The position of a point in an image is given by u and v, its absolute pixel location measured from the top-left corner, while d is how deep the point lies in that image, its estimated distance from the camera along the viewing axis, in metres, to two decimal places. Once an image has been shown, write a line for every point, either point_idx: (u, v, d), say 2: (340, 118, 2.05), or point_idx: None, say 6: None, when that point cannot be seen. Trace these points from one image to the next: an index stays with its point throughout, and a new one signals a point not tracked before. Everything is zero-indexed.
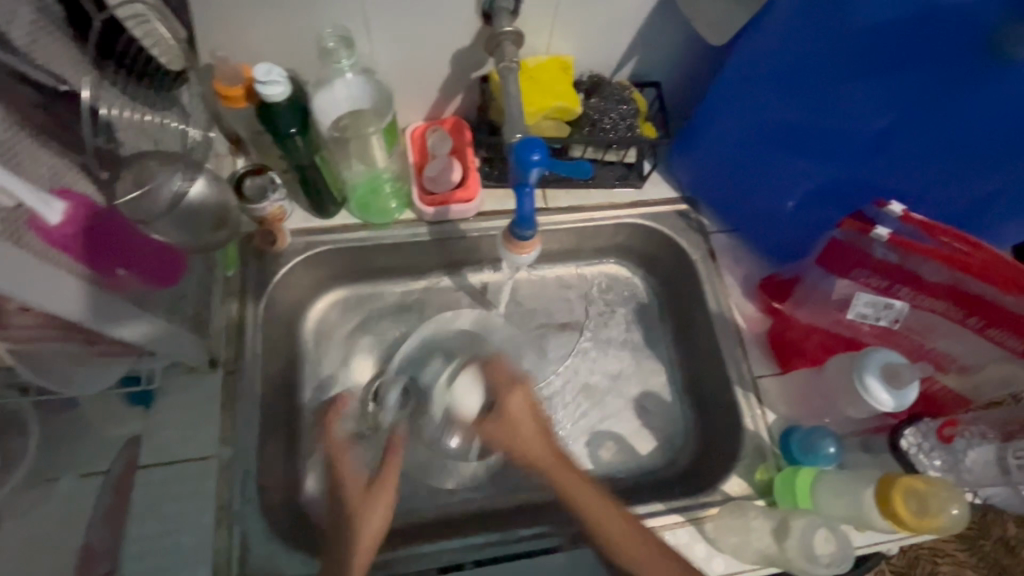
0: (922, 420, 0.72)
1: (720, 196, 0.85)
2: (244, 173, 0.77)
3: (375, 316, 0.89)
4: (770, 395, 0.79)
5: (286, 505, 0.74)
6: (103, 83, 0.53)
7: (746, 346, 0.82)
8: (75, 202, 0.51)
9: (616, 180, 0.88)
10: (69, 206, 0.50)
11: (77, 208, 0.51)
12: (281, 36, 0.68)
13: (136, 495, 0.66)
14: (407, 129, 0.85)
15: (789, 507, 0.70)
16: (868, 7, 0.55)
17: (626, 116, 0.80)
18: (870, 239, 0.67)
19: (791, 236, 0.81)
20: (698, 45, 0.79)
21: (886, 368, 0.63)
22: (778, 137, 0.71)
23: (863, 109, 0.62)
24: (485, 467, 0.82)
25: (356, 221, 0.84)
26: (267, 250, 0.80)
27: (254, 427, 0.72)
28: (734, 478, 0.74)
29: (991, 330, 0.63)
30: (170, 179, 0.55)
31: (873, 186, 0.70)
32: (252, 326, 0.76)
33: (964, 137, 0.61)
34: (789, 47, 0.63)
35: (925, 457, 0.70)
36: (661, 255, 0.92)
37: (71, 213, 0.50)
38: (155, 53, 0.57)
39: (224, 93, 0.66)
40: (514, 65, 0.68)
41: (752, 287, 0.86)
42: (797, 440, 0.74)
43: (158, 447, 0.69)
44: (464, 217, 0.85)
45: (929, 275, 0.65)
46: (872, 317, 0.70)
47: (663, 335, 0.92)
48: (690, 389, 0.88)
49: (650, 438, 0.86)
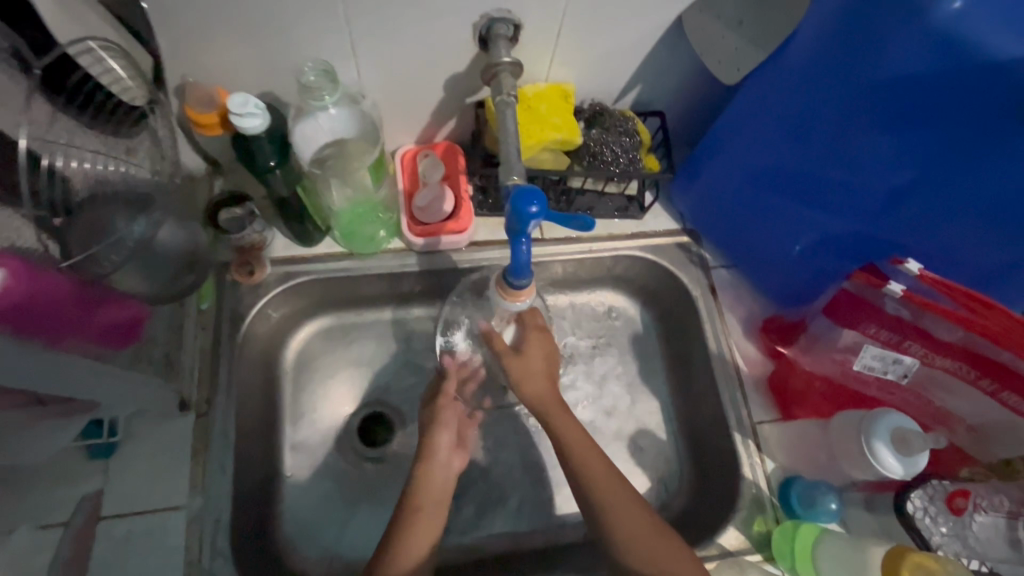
0: (930, 481, 0.66)
1: (724, 233, 0.82)
2: (220, 202, 0.71)
3: (358, 346, 0.85)
4: (770, 443, 0.76)
5: (260, 554, 0.70)
6: (59, 116, 0.48)
7: (746, 389, 0.79)
8: (18, 268, 0.44)
9: (615, 211, 0.85)
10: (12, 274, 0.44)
11: (21, 273, 0.45)
12: (261, 61, 0.63)
13: (99, 549, 0.63)
14: (397, 152, 0.81)
15: (787, 566, 0.69)
16: (895, 55, 0.52)
17: (628, 149, 0.76)
18: (880, 292, 0.63)
19: (795, 282, 0.78)
20: (705, 76, 0.76)
21: (897, 434, 0.62)
22: (789, 179, 0.68)
23: (878, 162, 0.59)
24: (472, 510, 0.79)
25: (341, 249, 0.79)
26: (244, 281, 0.75)
27: (227, 474, 0.68)
28: (731, 531, 0.71)
29: (1004, 394, 0.61)
30: (129, 225, 0.49)
31: (887, 241, 0.66)
32: (227, 364, 0.72)
33: (986, 204, 0.57)
34: (807, 89, 0.60)
35: (929, 522, 0.65)
36: (660, 288, 0.88)
37: (7, 284, 0.44)
38: (117, 91, 0.53)
39: (197, 120, 0.61)
40: (512, 99, 0.63)
41: (753, 327, 0.83)
42: (797, 493, 0.71)
43: (124, 497, 0.65)
44: (456, 248, 0.80)
45: (941, 333, 0.62)
46: (879, 370, 0.67)
47: (660, 369, 0.88)
48: (686, 427, 0.84)
49: (644, 479, 0.82)
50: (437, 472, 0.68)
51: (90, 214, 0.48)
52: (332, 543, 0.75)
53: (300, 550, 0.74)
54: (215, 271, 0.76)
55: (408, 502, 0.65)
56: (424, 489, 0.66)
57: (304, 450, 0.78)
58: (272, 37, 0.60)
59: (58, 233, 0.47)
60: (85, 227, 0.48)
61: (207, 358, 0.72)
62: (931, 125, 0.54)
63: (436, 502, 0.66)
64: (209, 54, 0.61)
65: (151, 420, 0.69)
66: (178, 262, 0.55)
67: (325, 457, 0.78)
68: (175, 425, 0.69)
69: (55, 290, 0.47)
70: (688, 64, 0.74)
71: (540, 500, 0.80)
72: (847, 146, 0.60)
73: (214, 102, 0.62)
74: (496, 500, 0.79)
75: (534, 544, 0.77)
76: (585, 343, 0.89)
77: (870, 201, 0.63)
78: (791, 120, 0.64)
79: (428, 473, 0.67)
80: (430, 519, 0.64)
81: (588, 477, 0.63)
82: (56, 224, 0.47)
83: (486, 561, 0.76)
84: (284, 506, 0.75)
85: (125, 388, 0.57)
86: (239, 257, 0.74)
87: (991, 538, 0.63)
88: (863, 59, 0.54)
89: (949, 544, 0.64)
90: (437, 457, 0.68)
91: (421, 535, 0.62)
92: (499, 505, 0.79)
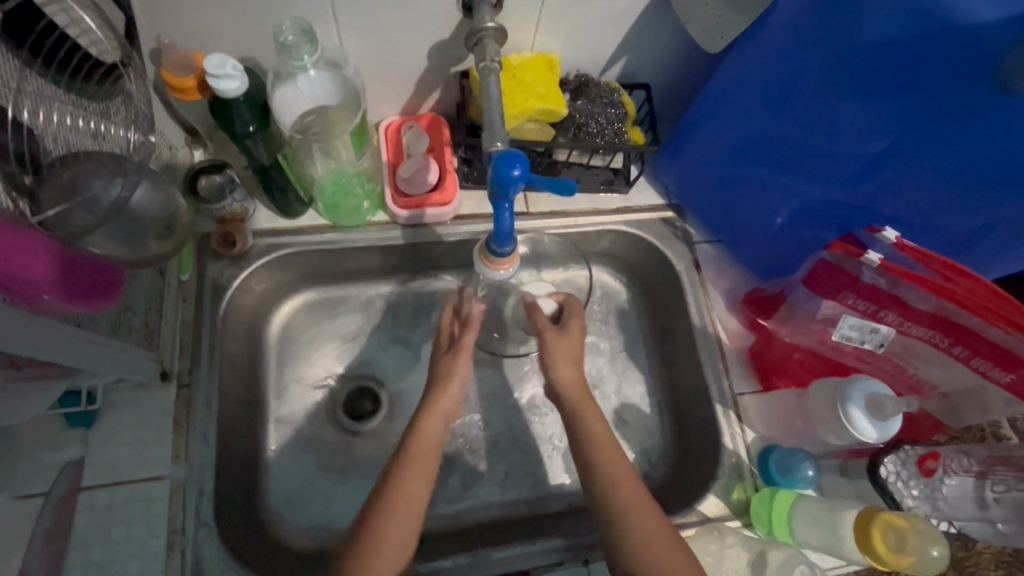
0: (902, 447, 0.70)
1: (708, 207, 0.83)
2: (202, 169, 0.71)
3: (342, 320, 0.84)
4: (750, 413, 0.78)
5: (245, 522, 0.70)
6: (27, 74, 0.46)
7: (727, 361, 0.80)
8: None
9: (601, 185, 0.85)
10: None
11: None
12: (241, 25, 0.62)
13: (79, 519, 0.62)
14: (381, 124, 0.80)
15: (765, 531, 0.70)
16: (876, 20, 0.52)
17: (613, 120, 0.76)
18: (858, 262, 0.64)
19: (778, 252, 0.79)
20: (691, 48, 0.76)
21: (871, 399, 0.64)
22: (771, 151, 0.69)
23: (859, 128, 0.59)
24: (458, 480, 0.79)
25: (324, 222, 0.79)
26: (226, 253, 0.74)
27: (211, 443, 0.67)
28: (711, 499, 0.73)
29: (975, 360, 0.62)
30: (109, 185, 0.50)
31: (866, 211, 0.67)
32: (209, 335, 0.71)
33: (962, 169, 0.57)
34: (788, 58, 0.61)
35: (902, 485, 0.69)
36: (645, 263, 0.89)
37: None
38: (86, 43, 0.50)
39: (174, 84, 0.60)
40: (495, 65, 0.63)
41: (735, 301, 0.84)
42: (776, 460, 0.72)
43: (105, 467, 0.64)
44: (440, 221, 0.80)
45: (915, 301, 0.63)
46: (857, 340, 0.68)
47: (644, 343, 0.89)
48: (668, 400, 0.85)
49: (627, 450, 0.83)
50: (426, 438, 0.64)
51: (65, 173, 0.47)
52: (317, 514, 0.75)
53: (286, 521, 0.74)
54: (196, 243, 0.75)
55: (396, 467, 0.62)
56: (411, 462, 0.62)
57: (289, 423, 0.78)
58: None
59: (27, 191, 0.45)
60: (63, 183, 0.47)
61: (189, 330, 0.71)
62: (910, 90, 0.54)
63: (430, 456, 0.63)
64: (187, 16, 0.59)
65: (133, 391, 0.68)
66: (155, 226, 0.57)
67: (311, 430, 0.79)
68: (155, 396, 0.68)
69: (27, 246, 0.45)
70: (674, 36, 0.74)
71: (525, 472, 0.81)
72: (828, 113, 0.60)
73: (193, 64, 0.60)
74: (481, 472, 0.80)
75: (519, 514, 0.78)
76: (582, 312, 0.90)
77: (849, 171, 0.64)
78: (773, 89, 0.64)
79: (420, 441, 0.63)
80: (417, 482, 0.61)
81: (575, 439, 0.64)
82: (27, 183, 0.45)
83: (471, 531, 0.76)
84: (269, 478, 0.75)
85: (104, 354, 0.56)
86: (220, 228, 0.73)
87: (959, 499, 0.68)
88: (846, 23, 0.54)
89: (920, 506, 0.68)
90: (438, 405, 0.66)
91: (412, 496, 0.60)
92: (485, 476, 0.80)
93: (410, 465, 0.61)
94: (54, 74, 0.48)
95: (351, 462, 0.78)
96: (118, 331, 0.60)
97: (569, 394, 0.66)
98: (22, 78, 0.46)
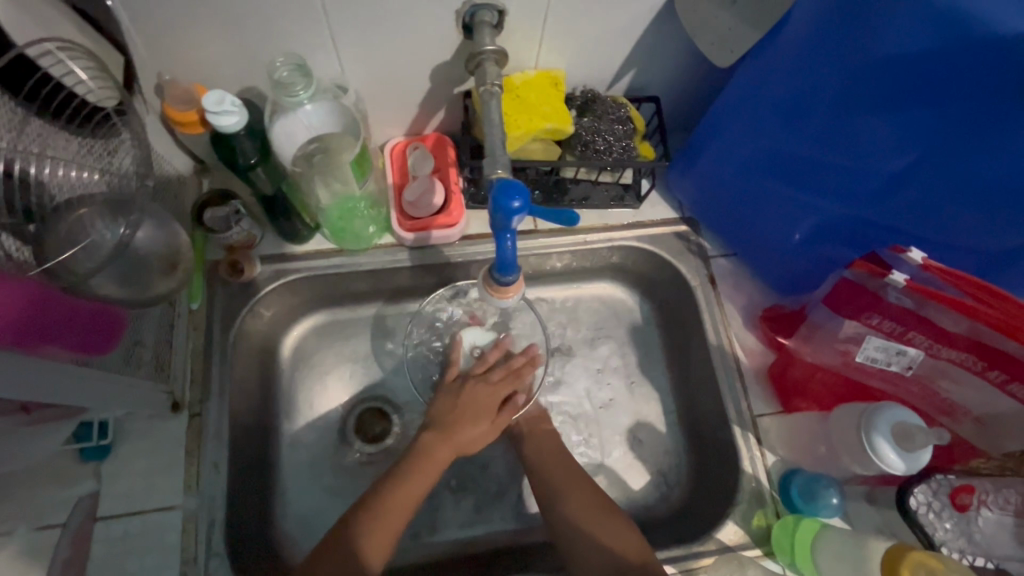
0: (935, 477, 0.64)
1: (723, 221, 0.80)
2: (207, 199, 0.71)
3: (351, 342, 0.84)
4: (770, 436, 0.74)
5: (258, 547, 0.70)
6: (30, 121, 0.47)
7: (746, 382, 0.77)
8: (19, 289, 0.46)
9: (611, 201, 0.83)
10: (13, 292, 0.46)
11: (19, 293, 0.46)
12: (242, 54, 0.62)
13: (96, 549, 0.63)
14: (386, 145, 0.79)
15: (787, 562, 0.68)
16: (896, 30, 0.49)
17: (620, 137, 0.74)
18: (883, 282, 0.60)
19: (796, 268, 0.76)
20: (699, 59, 0.73)
21: (899, 428, 0.60)
22: (788, 165, 0.66)
23: (877, 145, 0.57)
24: (470, 501, 0.79)
25: (332, 246, 0.78)
26: (234, 280, 0.74)
27: (222, 473, 0.68)
28: (730, 525, 0.70)
29: (1012, 385, 0.59)
30: (111, 226, 0.50)
31: (891, 228, 0.63)
32: (219, 362, 0.72)
33: (991, 186, 0.54)
34: (802, 67, 0.58)
35: (935, 518, 0.63)
36: (657, 279, 0.87)
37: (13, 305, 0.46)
38: (83, 92, 0.50)
39: (177, 119, 0.60)
40: (496, 88, 0.61)
41: (753, 317, 0.81)
42: (798, 486, 0.70)
43: (121, 497, 0.65)
44: (447, 242, 0.79)
45: (947, 323, 0.59)
46: (882, 362, 0.65)
47: (659, 360, 0.87)
48: (685, 420, 0.83)
49: (642, 472, 0.81)
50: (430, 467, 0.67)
51: (70, 216, 0.48)
52: None
53: (297, 547, 0.74)
54: (204, 270, 0.75)
55: (400, 468, 0.67)
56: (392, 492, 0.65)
57: (300, 446, 0.78)
58: (248, 29, 0.59)
59: (33, 239, 0.46)
60: (64, 229, 0.47)
61: (200, 358, 0.72)
62: (929, 105, 0.51)
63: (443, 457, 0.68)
64: (187, 49, 0.60)
65: (143, 421, 0.69)
66: (160, 264, 0.57)
67: (322, 453, 0.79)
68: (166, 425, 0.69)
69: (50, 305, 0.49)
70: (682, 47, 0.71)
71: None
72: (843, 130, 0.58)
73: (194, 99, 0.61)
74: (494, 495, 0.79)
75: (531, 539, 0.77)
76: (571, 345, 0.87)
77: (872, 189, 0.60)
78: (788, 103, 0.61)
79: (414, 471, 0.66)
80: (401, 502, 0.65)
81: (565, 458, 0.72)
82: (31, 231, 0.46)
83: (480, 555, 0.76)
84: (282, 502, 0.75)
85: (115, 391, 0.57)
86: (227, 257, 0.74)
87: (996, 532, 0.63)
88: (862, 33, 0.51)
89: (955, 540, 0.63)
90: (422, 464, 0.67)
91: (407, 496, 0.65)
92: (497, 499, 0.79)
93: (403, 476, 0.66)
94: (57, 122, 0.49)
95: (363, 485, 0.77)
96: (128, 366, 0.61)
97: None
98: (24, 130, 0.46)
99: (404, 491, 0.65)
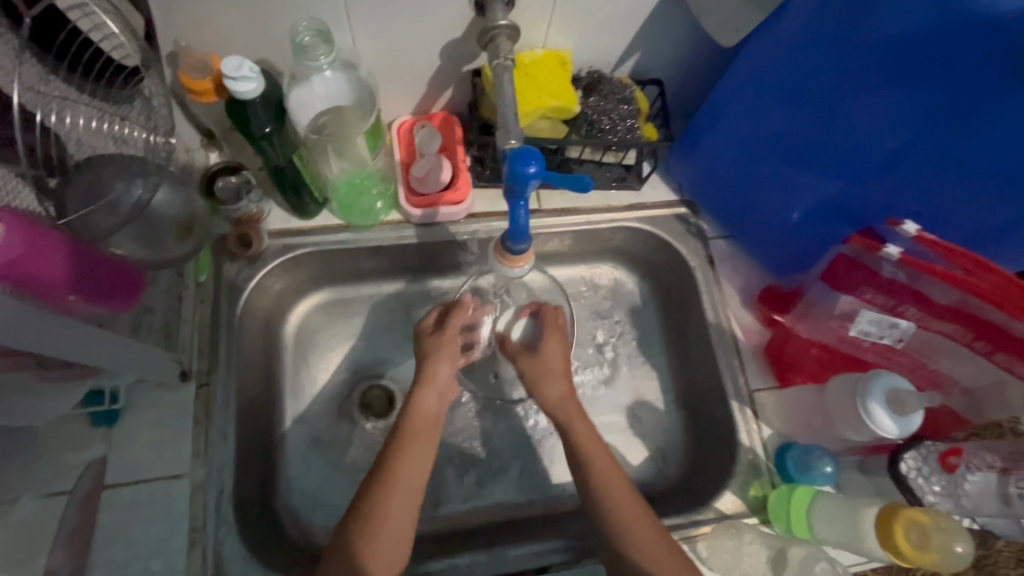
0: (923, 443, 0.68)
1: (722, 203, 0.83)
2: (218, 171, 0.71)
3: (356, 320, 0.85)
4: (766, 410, 0.77)
5: (264, 517, 0.71)
6: (51, 79, 0.48)
7: (743, 358, 0.80)
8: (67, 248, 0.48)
9: (613, 182, 0.84)
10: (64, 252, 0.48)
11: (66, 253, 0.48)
12: (257, 26, 0.63)
13: (103, 517, 0.63)
14: (393, 124, 0.80)
15: (783, 528, 0.69)
16: (892, 12, 0.52)
17: (626, 116, 0.75)
18: (878, 256, 0.64)
19: (790, 250, 0.78)
20: (702, 44, 0.75)
21: (892, 395, 0.63)
22: (787, 145, 0.68)
23: (872, 125, 0.59)
24: (474, 475, 0.80)
25: (338, 222, 0.79)
26: (241, 254, 0.75)
27: (230, 443, 0.68)
28: (728, 495, 0.72)
29: (998, 355, 0.62)
30: (129, 188, 0.51)
31: (886, 207, 0.66)
32: (226, 334, 0.72)
33: (982, 163, 0.56)
34: (802, 50, 0.60)
35: (923, 481, 0.67)
36: (658, 260, 0.89)
37: (61, 262, 0.48)
38: (110, 49, 0.52)
39: (191, 86, 0.61)
40: (508, 63, 0.63)
41: (750, 297, 0.84)
42: (794, 458, 0.72)
43: (128, 465, 0.65)
44: (453, 220, 0.80)
45: (936, 295, 0.63)
46: (874, 335, 0.68)
47: (657, 340, 0.89)
48: (682, 397, 0.85)
49: (641, 448, 0.83)
50: (410, 462, 0.62)
51: (89, 174, 0.49)
52: (335, 513, 0.75)
53: (303, 521, 0.74)
54: (212, 244, 0.75)
55: (391, 467, 0.61)
56: (388, 480, 0.61)
57: (305, 421, 0.79)
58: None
59: (53, 193, 0.48)
60: (85, 187, 0.48)
61: (207, 330, 0.72)
62: (923, 85, 0.54)
63: (425, 432, 0.65)
64: (204, 18, 0.60)
65: (152, 392, 0.69)
66: (174, 229, 0.57)
67: (327, 428, 0.79)
68: (175, 395, 0.69)
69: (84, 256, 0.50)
70: (686, 31, 0.74)
71: (556, 467, 0.81)
72: (842, 110, 0.60)
73: (209, 67, 0.61)
74: (496, 471, 0.81)
75: (533, 513, 0.79)
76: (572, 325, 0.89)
77: (867, 167, 0.63)
78: (789, 85, 0.64)
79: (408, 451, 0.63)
80: (403, 491, 0.60)
81: None
82: (51, 184, 0.48)
83: (483, 527, 0.77)
84: (287, 477, 0.76)
85: (125, 355, 0.57)
86: (235, 230, 0.73)
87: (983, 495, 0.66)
88: (861, 16, 0.54)
89: (942, 502, 0.67)
90: (411, 462, 0.62)
91: (399, 517, 0.60)
92: (500, 474, 0.80)
93: (399, 467, 0.62)
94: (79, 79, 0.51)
95: (368, 459, 0.78)
96: (138, 334, 0.61)
97: (567, 406, 0.68)
98: (49, 85, 0.48)
99: (406, 478, 0.61)
